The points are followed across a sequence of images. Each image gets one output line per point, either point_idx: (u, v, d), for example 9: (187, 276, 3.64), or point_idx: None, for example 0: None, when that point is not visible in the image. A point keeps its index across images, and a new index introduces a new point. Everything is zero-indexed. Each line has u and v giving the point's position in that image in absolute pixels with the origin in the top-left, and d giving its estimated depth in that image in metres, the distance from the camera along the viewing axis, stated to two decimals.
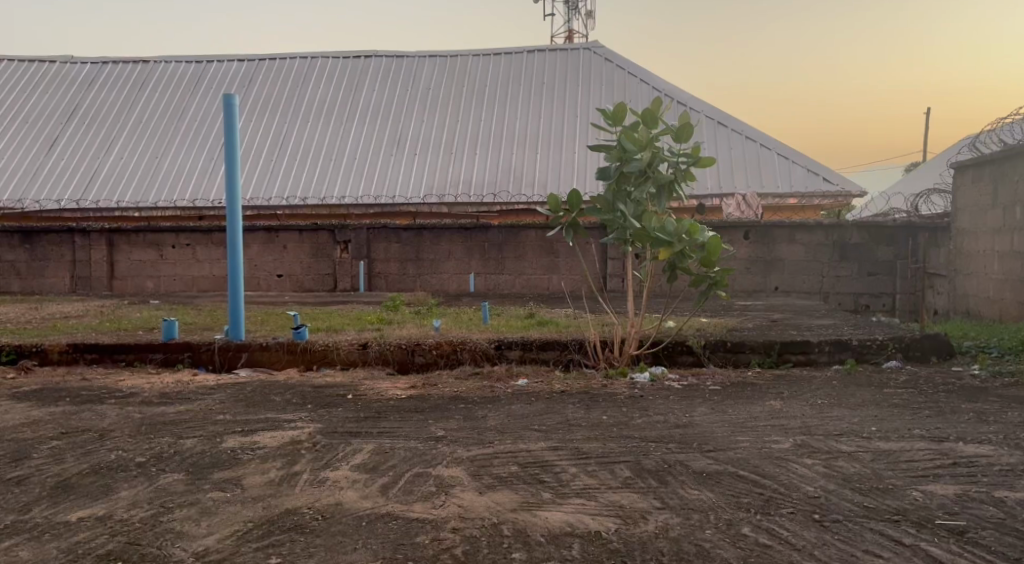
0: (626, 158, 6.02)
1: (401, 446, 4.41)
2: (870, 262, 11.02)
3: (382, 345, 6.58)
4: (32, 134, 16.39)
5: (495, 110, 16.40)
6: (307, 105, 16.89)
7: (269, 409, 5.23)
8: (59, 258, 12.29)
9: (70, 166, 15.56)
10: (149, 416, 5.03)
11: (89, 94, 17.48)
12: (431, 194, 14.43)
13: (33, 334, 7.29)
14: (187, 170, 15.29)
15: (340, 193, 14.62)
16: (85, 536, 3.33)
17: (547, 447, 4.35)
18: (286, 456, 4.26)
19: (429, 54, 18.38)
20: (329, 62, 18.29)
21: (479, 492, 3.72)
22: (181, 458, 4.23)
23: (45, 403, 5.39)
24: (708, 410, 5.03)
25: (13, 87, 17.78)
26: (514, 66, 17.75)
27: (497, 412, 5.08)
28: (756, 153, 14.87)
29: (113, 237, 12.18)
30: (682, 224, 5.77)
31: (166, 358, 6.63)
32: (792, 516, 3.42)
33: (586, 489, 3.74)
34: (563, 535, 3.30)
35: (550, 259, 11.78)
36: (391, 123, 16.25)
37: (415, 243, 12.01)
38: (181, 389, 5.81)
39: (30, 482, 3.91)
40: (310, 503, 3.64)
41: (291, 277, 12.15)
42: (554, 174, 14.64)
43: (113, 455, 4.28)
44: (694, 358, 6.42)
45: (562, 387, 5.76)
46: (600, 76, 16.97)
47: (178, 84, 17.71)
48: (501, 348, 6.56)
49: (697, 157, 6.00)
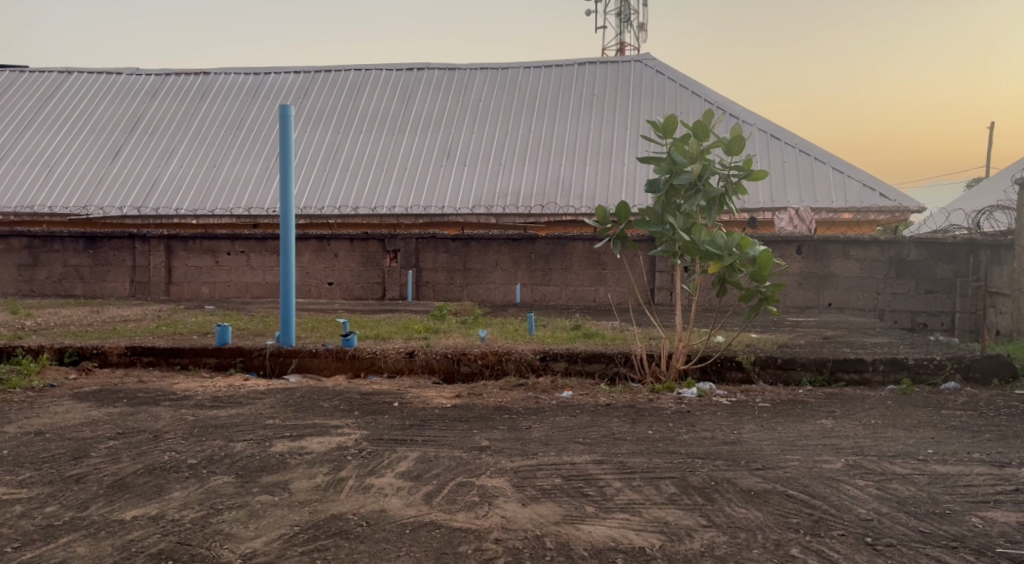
0: (676, 170, 5.97)
1: (446, 455, 4.43)
2: (928, 280, 10.69)
3: (429, 353, 6.64)
4: (98, 143, 16.92)
5: (544, 122, 16.42)
6: (360, 116, 17.16)
7: (318, 414, 5.32)
8: (120, 264, 12.66)
9: (133, 173, 16.05)
10: (201, 419, 5.15)
11: (153, 104, 18.04)
12: (480, 205, 14.51)
13: (95, 336, 7.54)
14: (244, 178, 15.65)
15: (390, 202, 14.82)
16: (138, 535, 3.41)
17: (591, 460, 4.33)
18: (333, 462, 4.32)
19: (481, 66, 18.52)
20: (382, 74, 18.55)
21: (523, 504, 3.71)
22: (232, 462, 4.31)
23: (104, 404, 5.55)
24: (757, 427, 4.94)
25: (82, 97, 18.41)
26: (564, 77, 17.77)
27: (541, 424, 5.07)
28: (811, 166, 14.64)
29: (172, 243, 12.53)
30: (732, 238, 5.70)
31: (219, 362, 6.77)
32: (842, 538, 3.33)
33: (631, 505, 3.70)
34: (607, 550, 3.28)
35: (598, 271, 11.75)
36: (442, 135, 16.38)
37: (462, 254, 12.08)
38: (233, 392, 5.94)
39: (88, 481, 4.03)
40: (355, 509, 3.68)
41: (341, 285, 12.33)
42: (602, 187, 14.60)
43: (166, 457, 4.38)
44: (744, 375, 6.32)
45: (608, 400, 5.71)
46: (651, 88, 16.86)
47: (237, 95, 18.18)
48: (546, 359, 6.54)
49: (749, 170, 5.87)
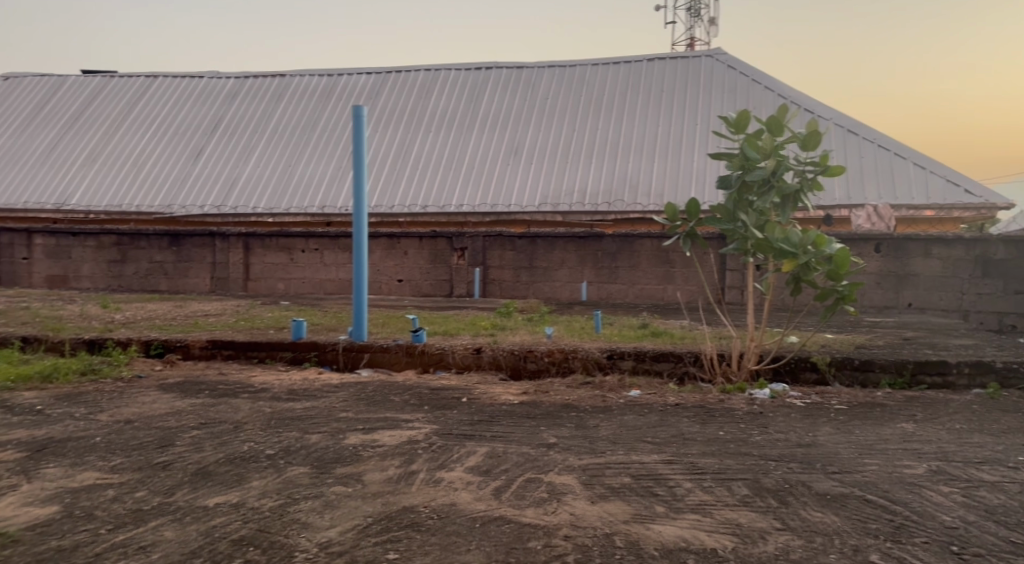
0: (749, 166, 5.85)
1: (514, 450, 4.46)
2: (1017, 279, 9.92)
3: (496, 350, 6.70)
4: (181, 144, 17.58)
5: (612, 119, 16.32)
6: (429, 115, 17.38)
7: (389, 408, 5.42)
8: (201, 261, 13.13)
9: (213, 173, 16.62)
10: (278, 411, 5.31)
11: (232, 106, 18.64)
12: (547, 203, 14.52)
13: (179, 329, 7.86)
14: (317, 177, 16.04)
15: (459, 200, 14.97)
16: (220, 522, 3.55)
17: (661, 459, 4.29)
18: (404, 455, 4.39)
19: (549, 64, 18.52)
20: (451, 73, 18.73)
21: (592, 502, 3.70)
22: (308, 453, 4.43)
23: (188, 395, 5.78)
24: (833, 430, 4.82)
25: (166, 100, 19.15)
26: (633, 74, 17.62)
27: (609, 423, 5.05)
28: (890, 161, 14.16)
29: (249, 241, 12.91)
30: (807, 235, 5.61)
31: (294, 356, 6.96)
32: (925, 546, 3.22)
33: (702, 505, 3.66)
34: (678, 550, 3.25)
35: (666, 269, 11.61)
36: (510, 133, 16.45)
37: (529, 251, 12.12)
38: (308, 385, 6.11)
39: (174, 468, 4.21)
40: (426, 502, 3.74)
41: (410, 282, 12.52)
42: (671, 184, 14.43)
43: (246, 447, 4.54)
44: (819, 376, 6.17)
45: (677, 400, 5.66)
46: (722, 83, 16.56)
47: (312, 96, 18.63)
48: (614, 358, 6.51)
49: (826, 166, 5.72)
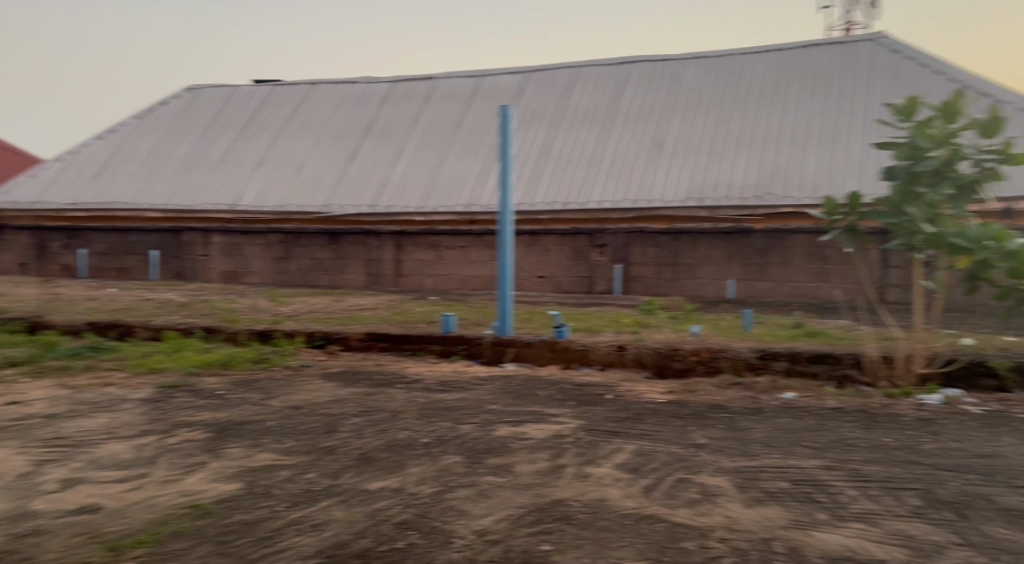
0: (918, 156, 5.45)
1: (664, 449, 4.39)
2: None
3: (640, 348, 6.64)
4: (337, 146, 18.54)
5: (761, 110, 15.72)
6: (572, 111, 17.42)
7: (536, 403, 5.48)
8: (356, 258, 13.82)
9: (366, 173, 17.42)
10: (431, 402, 5.50)
11: (384, 109, 19.46)
12: (692, 198, 14.19)
13: (339, 322, 8.30)
14: (464, 176, 16.46)
15: (601, 196, 14.91)
16: (382, 505, 3.72)
17: (820, 465, 4.10)
18: (552, 449, 4.44)
19: (694, 55, 18.08)
20: (594, 70, 18.69)
21: (747, 506, 3.60)
22: (460, 443, 4.56)
23: (348, 384, 6.10)
24: (1017, 441, 4.43)
25: (324, 106, 20.26)
26: (784, 62, 16.90)
27: (763, 425, 4.88)
28: None
29: (400, 238, 13.53)
30: (986, 230, 5.29)
31: (443, 349, 7.18)
32: None
33: (868, 514, 3.47)
34: (843, 560, 3.09)
35: (821, 266, 11.04)
36: (653, 127, 16.22)
37: (672, 248, 11.95)
38: (457, 378, 6.29)
39: (339, 452, 4.46)
40: (577, 496, 3.76)
41: (552, 278, 12.61)
42: (826, 177, 13.73)
43: (403, 435, 4.74)
44: (998, 383, 5.70)
45: (837, 404, 5.38)
46: (883, 68, 15.58)
47: (458, 98, 19.14)
48: (765, 358, 6.27)
49: (1008, 154, 5.28)
